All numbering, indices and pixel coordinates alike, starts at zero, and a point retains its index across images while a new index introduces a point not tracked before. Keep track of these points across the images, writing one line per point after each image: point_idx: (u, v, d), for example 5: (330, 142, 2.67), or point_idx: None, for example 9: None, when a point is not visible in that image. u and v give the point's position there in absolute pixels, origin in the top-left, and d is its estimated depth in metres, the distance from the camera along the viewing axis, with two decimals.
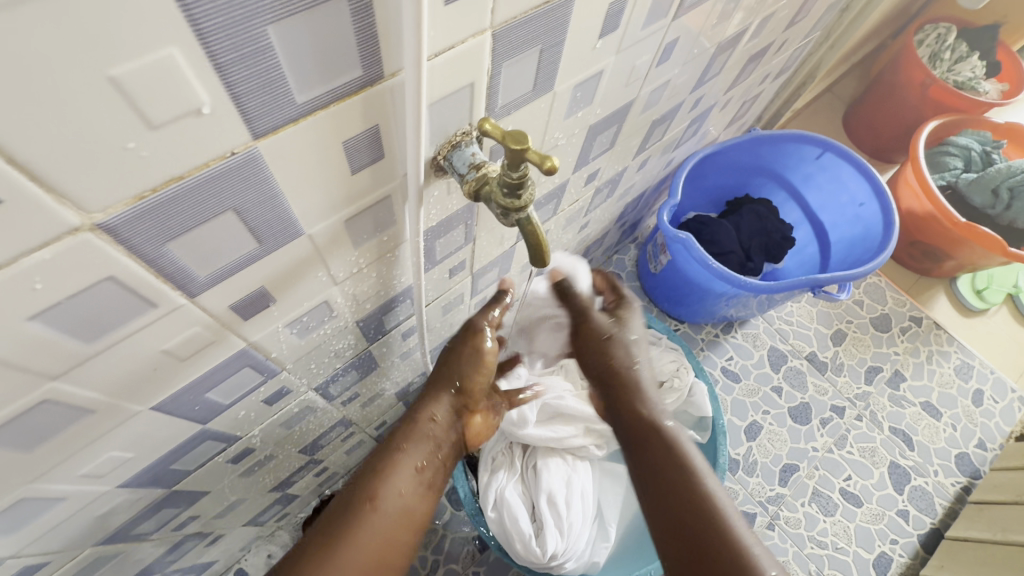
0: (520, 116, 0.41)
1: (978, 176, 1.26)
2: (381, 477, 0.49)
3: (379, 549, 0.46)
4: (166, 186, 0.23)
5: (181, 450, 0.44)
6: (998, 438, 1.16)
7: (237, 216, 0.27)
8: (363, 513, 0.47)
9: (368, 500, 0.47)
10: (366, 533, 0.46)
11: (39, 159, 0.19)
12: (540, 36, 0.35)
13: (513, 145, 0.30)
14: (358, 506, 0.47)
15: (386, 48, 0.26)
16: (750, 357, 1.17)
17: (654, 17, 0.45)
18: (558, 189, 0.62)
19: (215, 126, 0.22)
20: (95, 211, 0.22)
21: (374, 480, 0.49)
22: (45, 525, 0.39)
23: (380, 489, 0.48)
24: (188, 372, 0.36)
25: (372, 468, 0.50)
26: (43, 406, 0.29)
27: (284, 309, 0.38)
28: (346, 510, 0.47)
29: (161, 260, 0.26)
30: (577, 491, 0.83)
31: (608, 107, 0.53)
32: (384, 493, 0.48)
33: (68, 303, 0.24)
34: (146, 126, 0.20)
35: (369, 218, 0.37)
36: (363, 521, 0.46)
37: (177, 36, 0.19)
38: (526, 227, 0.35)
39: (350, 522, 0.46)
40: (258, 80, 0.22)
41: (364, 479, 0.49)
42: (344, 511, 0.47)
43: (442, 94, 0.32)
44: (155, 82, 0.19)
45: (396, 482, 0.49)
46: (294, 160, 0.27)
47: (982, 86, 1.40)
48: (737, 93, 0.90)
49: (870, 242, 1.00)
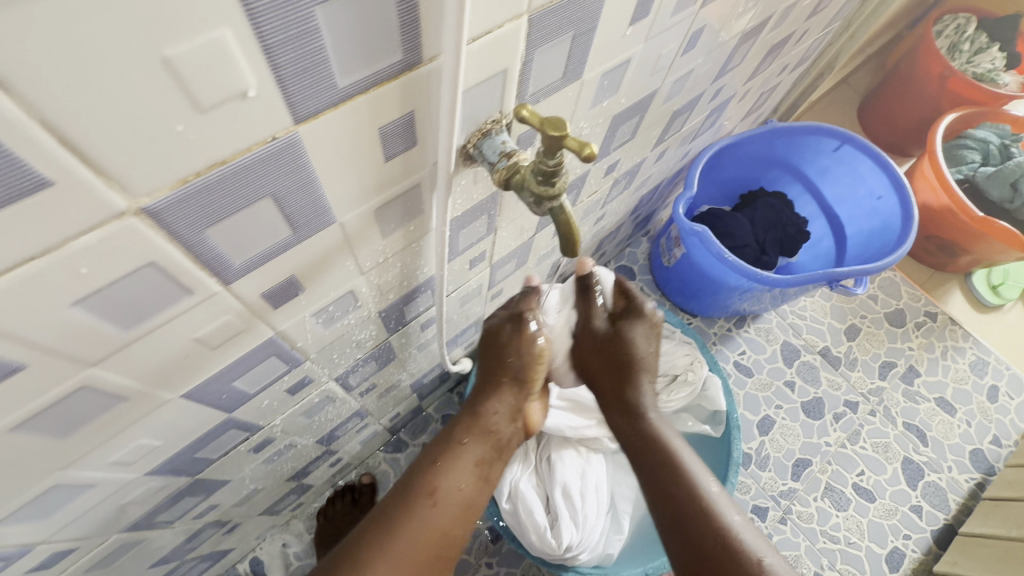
0: (548, 104, 0.40)
1: (997, 170, 1.24)
2: (438, 472, 0.54)
3: (431, 538, 0.50)
4: (209, 170, 0.23)
5: (206, 439, 0.44)
6: (1013, 435, 1.15)
7: (274, 203, 0.27)
8: (419, 506, 0.51)
9: (428, 493, 0.52)
10: (420, 524, 0.50)
11: (90, 141, 0.18)
12: (573, 22, 0.34)
13: (551, 131, 0.29)
14: (416, 500, 0.51)
15: (427, 32, 0.25)
16: (763, 351, 1.16)
17: (683, 4, 0.44)
18: (578, 180, 0.62)
19: (259, 110, 0.22)
20: (140, 196, 0.21)
21: (433, 474, 0.53)
22: (73, 512, 0.39)
23: (438, 482, 0.53)
24: (218, 360, 0.36)
25: (431, 460, 0.55)
26: (80, 393, 0.29)
27: (312, 299, 0.38)
28: (406, 501, 0.51)
29: (200, 246, 0.26)
30: (591, 484, 0.83)
31: (632, 97, 0.52)
32: (441, 488, 0.53)
33: (109, 289, 0.24)
34: (194, 109, 0.20)
35: (398, 207, 0.36)
36: (420, 512, 0.51)
37: (229, 16, 0.18)
38: (558, 216, 0.35)
39: (408, 511, 0.50)
40: (303, 63, 0.22)
41: (423, 473, 0.53)
42: (403, 502, 0.51)
43: (476, 80, 0.31)
44: (205, 64, 0.19)
45: (451, 479, 0.54)
46: (332, 146, 0.27)
47: (1002, 78, 1.37)
48: (755, 84, 0.89)
49: (888, 236, 0.99)
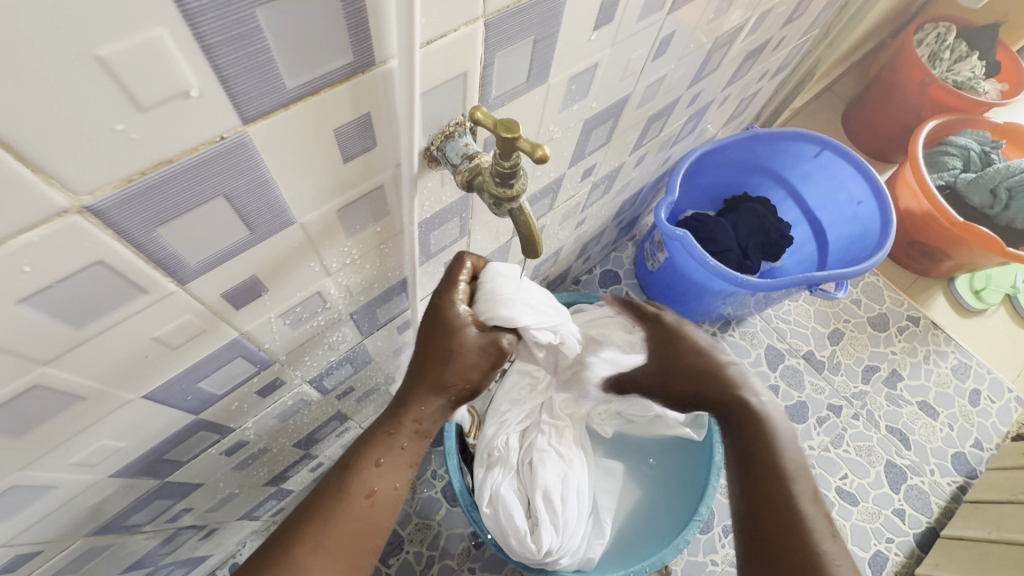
0: (515, 106, 0.41)
1: (977, 176, 1.26)
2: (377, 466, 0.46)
3: (364, 541, 0.44)
4: (155, 169, 0.23)
5: (174, 440, 0.44)
6: (994, 438, 1.16)
7: (228, 203, 0.27)
8: (353, 505, 0.44)
9: (365, 494, 0.45)
10: (353, 526, 0.44)
11: (25, 137, 0.19)
12: (533, 27, 0.35)
13: (504, 133, 0.30)
14: (350, 493, 0.44)
15: (376, 36, 0.26)
16: (747, 356, 1.17)
17: (650, 9, 0.45)
18: (554, 184, 0.62)
19: (205, 110, 0.22)
20: (82, 194, 0.22)
21: (372, 474, 0.45)
22: (35, 515, 0.39)
23: (377, 483, 0.45)
24: (179, 361, 0.36)
25: (373, 459, 0.46)
26: (32, 392, 0.29)
27: (276, 299, 0.38)
28: (335, 500, 0.44)
29: (151, 245, 0.26)
30: (574, 488, 0.82)
31: (604, 101, 0.53)
32: (377, 484, 0.45)
33: (57, 288, 0.24)
34: (134, 108, 0.20)
35: (361, 208, 0.37)
36: (355, 513, 0.44)
37: (164, 17, 0.19)
38: (518, 218, 0.35)
39: (339, 507, 0.44)
40: (248, 65, 0.22)
41: (362, 469, 0.45)
42: (335, 500, 0.44)
43: (433, 84, 0.32)
44: (143, 63, 0.19)
45: (389, 478, 0.46)
46: (285, 147, 0.27)
47: (981, 86, 1.39)
48: (735, 90, 0.90)
49: (867, 240, 1.00)
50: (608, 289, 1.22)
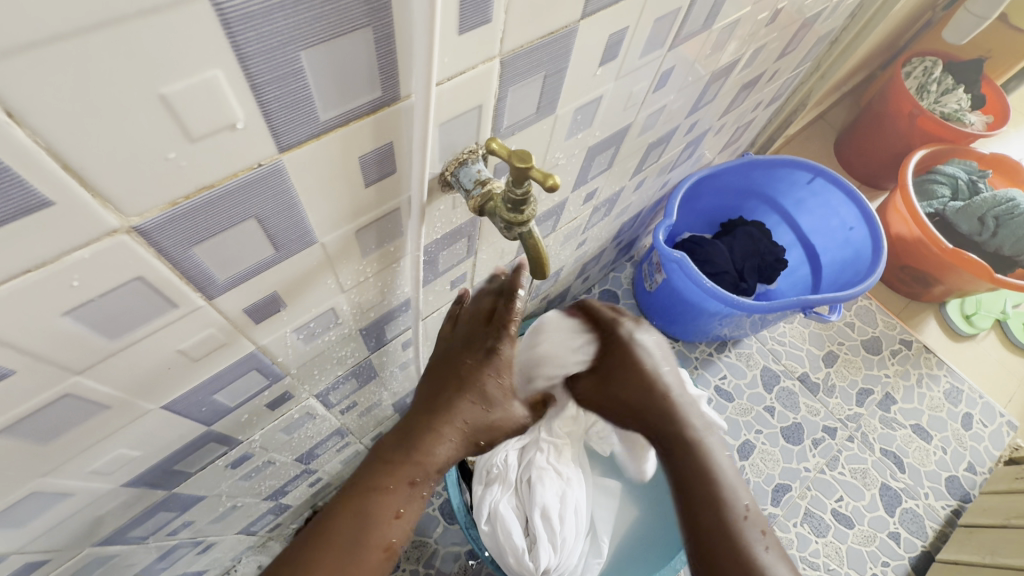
0: (523, 135, 0.43)
1: (965, 205, 1.30)
2: (397, 520, 0.45)
3: None
4: (197, 193, 0.25)
5: (184, 451, 0.45)
6: (988, 462, 1.17)
7: (258, 224, 0.29)
8: (371, 559, 0.43)
9: (383, 546, 0.44)
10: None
11: (88, 165, 0.20)
12: (544, 64, 0.37)
13: (518, 163, 0.32)
14: (372, 550, 0.43)
15: (402, 73, 0.28)
16: (743, 376, 1.19)
17: (651, 46, 0.48)
18: (557, 207, 0.65)
19: (247, 139, 0.24)
20: (132, 215, 0.23)
21: (393, 525, 0.45)
22: (46, 523, 0.39)
23: (394, 534, 0.45)
24: (198, 373, 0.37)
25: (394, 511, 0.45)
26: (64, 401, 0.30)
27: (292, 315, 0.40)
28: (357, 554, 0.43)
29: (186, 262, 0.28)
30: (571, 506, 0.82)
31: (607, 130, 0.56)
32: (394, 536, 0.45)
33: (98, 301, 0.26)
34: (186, 138, 0.22)
35: (376, 229, 0.38)
36: (371, 564, 0.43)
37: (221, 60, 0.21)
38: (527, 241, 0.37)
39: (359, 562, 0.43)
40: (288, 99, 0.24)
41: (380, 522, 0.44)
42: (355, 557, 0.43)
43: (451, 115, 0.34)
44: (199, 100, 0.21)
45: (404, 527, 0.46)
46: (313, 173, 0.29)
47: (968, 118, 1.44)
48: (731, 118, 0.93)
49: (860, 264, 1.03)
50: None
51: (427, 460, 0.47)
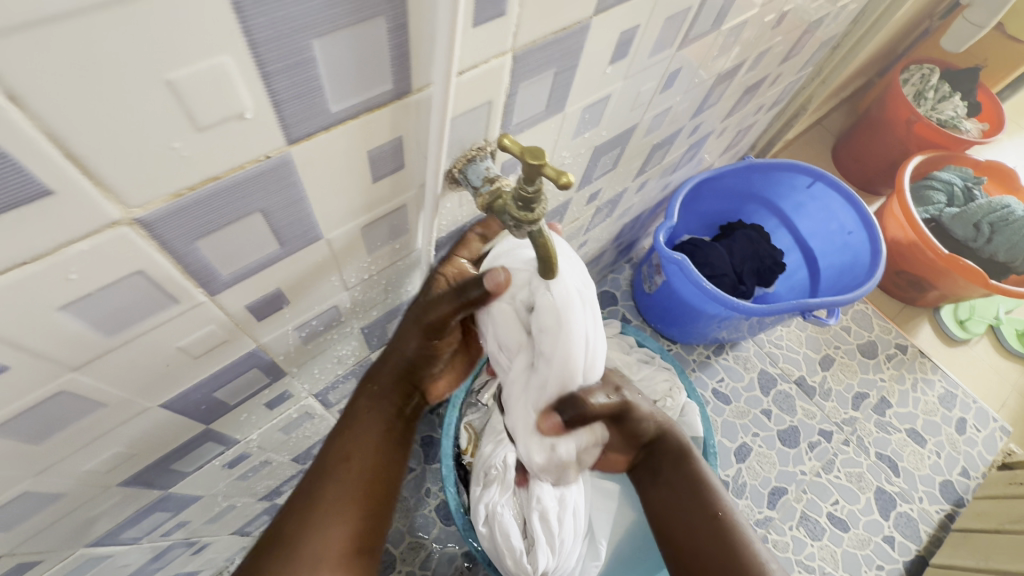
0: (532, 133, 0.42)
1: (961, 211, 1.31)
2: (346, 436, 0.48)
3: (356, 501, 0.46)
4: (203, 185, 0.24)
5: (180, 451, 0.44)
6: (981, 467, 1.17)
7: (263, 218, 0.28)
8: (332, 474, 0.46)
9: (340, 460, 0.47)
10: (340, 491, 0.45)
11: (87, 151, 0.19)
12: (555, 61, 0.36)
13: (530, 160, 0.31)
14: (325, 468, 0.46)
15: (416, 66, 0.27)
16: (740, 379, 1.19)
17: (660, 46, 0.47)
18: (561, 208, 0.64)
19: (256, 130, 0.23)
20: (134, 207, 0.22)
21: (342, 443, 0.47)
22: (37, 525, 0.38)
23: (350, 448, 0.47)
24: (198, 371, 0.36)
25: (340, 427, 0.48)
26: (58, 398, 0.29)
27: (295, 312, 0.39)
28: (315, 475, 0.46)
29: (189, 257, 0.27)
30: (570, 508, 0.81)
31: (613, 130, 0.55)
32: (353, 453, 0.47)
33: (98, 295, 0.25)
34: (192, 127, 0.21)
35: (384, 226, 0.38)
36: (337, 481, 0.46)
37: (231, 47, 0.20)
38: (537, 240, 0.36)
39: (320, 481, 0.46)
40: (298, 90, 0.23)
41: (332, 439, 0.48)
42: (315, 478, 0.46)
43: (463, 110, 0.33)
44: (206, 87, 0.20)
45: (363, 440, 0.48)
46: (322, 165, 0.28)
47: (964, 125, 1.45)
48: (732, 121, 0.93)
49: (858, 269, 1.03)
50: (605, 310, 1.24)
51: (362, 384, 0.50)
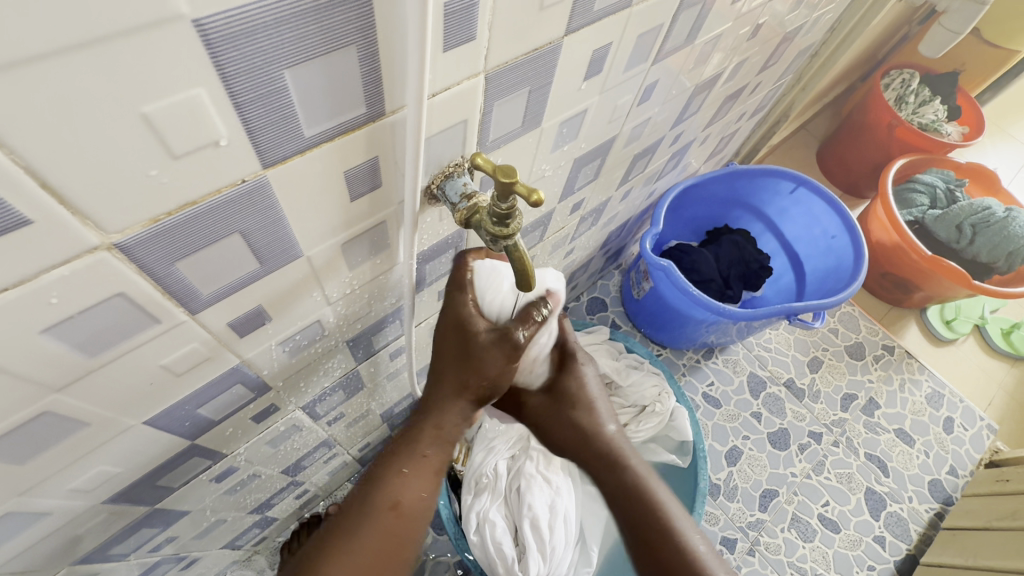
0: (509, 149, 0.44)
1: (943, 213, 1.33)
2: (401, 479, 0.47)
3: (395, 550, 0.46)
4: (180, 210, 0.25)
5: (167, 466, 0.44)
6: (969, 466, 1.18)
7: (242, 239, 0.29)
8: (381, 518, 0.46)
9: (391, 505, 0.46)
10: (381, 538, 0.45)
11: (64, 182, 0.20)
12: (529, 79, 0.37)
13: (502, 178, 0.32)
14: (375, 510, 0.46)
15: (388, 90, 0.28)
16: (730, 383, 1.20)
17: (635, 60, 0.48)
18: (544, 218, 0.65)
19: (230, 156, 0.24)
20: (112, 232, 0.23)
21: (398, 484, 0.47)
22: (23, 543, 0.39)
23: (403, 493, 0.47)
24: (182, 388, 0.37)
25: (397, 469, 0.48)
26: (41, 419, 0.29)
27: (278, 328, 0.39)
28: (363, 512, 0.46)
29: (168, 278, 0.27)
30: (560, 515, 0.81)
31: (592, 142, 0.56)
32: (405, 499, 0.47)
33: (79, 318, 0.26)
34: (168, 156, 0.22)
35: (364, 242, 0.38)
36: (382, 525, 0.46)
37: (205, 80, 0.21)
38: (513, 254, 0.37)
39: (367, 522, 0.46)
40: (272, 117, 0.24)
41: (385, 479, 0.47)
42: (360, 517, 0.46)
43: (438, 129, 0.34)
44: (181, 118, 0.21)
45: (415, 486, 0.48)
46: (299, 186, 0.29)
47: (944, 128, 1.47)
48: (715, 129, 0.95)
49: (842, 272, 1.04)
50: (595, 317, 1.25)
51: (427, 425, 0.50)
